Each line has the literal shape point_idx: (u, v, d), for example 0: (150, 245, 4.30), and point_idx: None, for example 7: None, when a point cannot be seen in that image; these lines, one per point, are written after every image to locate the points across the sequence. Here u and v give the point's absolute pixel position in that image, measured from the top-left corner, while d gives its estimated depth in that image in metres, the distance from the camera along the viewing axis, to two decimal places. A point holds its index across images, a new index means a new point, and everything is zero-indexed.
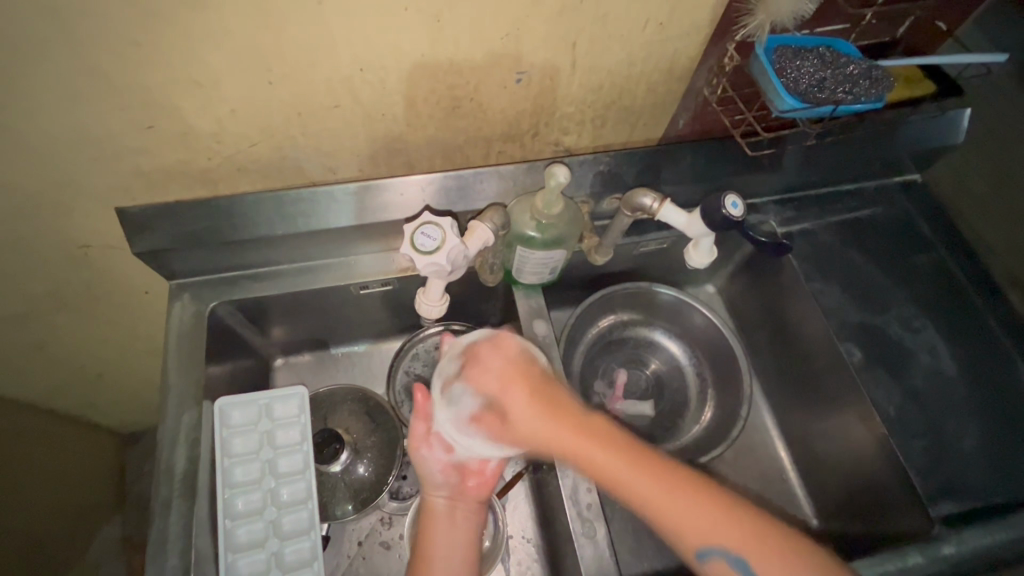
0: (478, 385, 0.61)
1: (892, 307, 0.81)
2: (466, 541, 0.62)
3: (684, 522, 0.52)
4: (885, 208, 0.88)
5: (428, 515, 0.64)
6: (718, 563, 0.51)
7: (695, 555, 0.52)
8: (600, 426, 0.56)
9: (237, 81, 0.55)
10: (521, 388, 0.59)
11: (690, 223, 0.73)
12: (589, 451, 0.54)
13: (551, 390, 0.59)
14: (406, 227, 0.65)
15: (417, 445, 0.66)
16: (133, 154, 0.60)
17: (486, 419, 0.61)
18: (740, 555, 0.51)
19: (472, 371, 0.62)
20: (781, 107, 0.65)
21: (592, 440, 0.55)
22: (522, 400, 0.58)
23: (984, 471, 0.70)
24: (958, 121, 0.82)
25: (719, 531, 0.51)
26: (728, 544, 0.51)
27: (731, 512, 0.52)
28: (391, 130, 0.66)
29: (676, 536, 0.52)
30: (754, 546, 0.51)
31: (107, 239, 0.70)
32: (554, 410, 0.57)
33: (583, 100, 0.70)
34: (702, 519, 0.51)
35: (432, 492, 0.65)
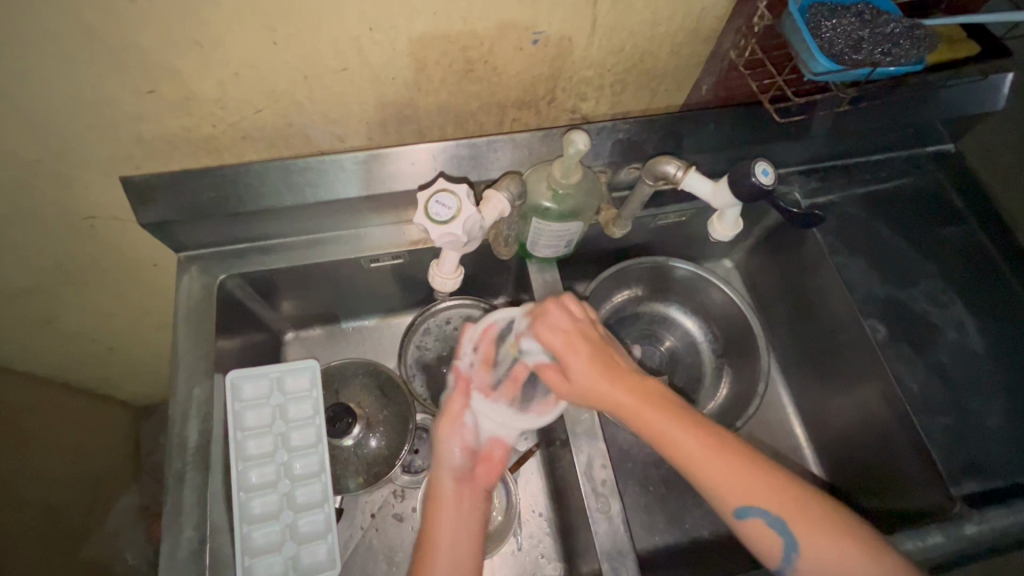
0: (543, 338, 0.63)
1: (920, 282, 0.78)
2: (472, 531, 0.60)
3: (730, 479, 0.55)
4: (915, 178, 0.84)
5: (436, 501, 0.61)
6: (760, 522, 0.55)
7: (735, 513, 0.55)
8: (650, 388, 0.61)
9: (240, 42, 0.52)
10: (583, 351, 0.61)
11: (715, 191, 0.69)
12: (641, 411, 0.58)
13: (609, 357, 0.62)
14: (420, 195, 0.62)
15: (445, 426, 0.62)
16: (134, 120, 0.58)
17: (546, 372, 0.64)
18: (782, 516, 0.54)
19: (543, 325, 0.63)
20: (813, 69, 0.61)
21: (647, 402, 0.59)
22: (584, 365, 0.61)
23: (1010, 449, 0.68)
24: (1000, 87, 0.77)
25: (757, 495, 0.55)
26: (768, 507, 0.54)
27: (776, 480, 0.56)
28: (401, 95, 0.63)
29: (719, 495, 0.55)
30: (797, 512, 0.54)
31: (111, 210, 0.68)
32: (612, 370, 0.61)
33: (602, 64, 0.66)
34: (746, 480, 0.55)
35: (443, 475, 0.62)
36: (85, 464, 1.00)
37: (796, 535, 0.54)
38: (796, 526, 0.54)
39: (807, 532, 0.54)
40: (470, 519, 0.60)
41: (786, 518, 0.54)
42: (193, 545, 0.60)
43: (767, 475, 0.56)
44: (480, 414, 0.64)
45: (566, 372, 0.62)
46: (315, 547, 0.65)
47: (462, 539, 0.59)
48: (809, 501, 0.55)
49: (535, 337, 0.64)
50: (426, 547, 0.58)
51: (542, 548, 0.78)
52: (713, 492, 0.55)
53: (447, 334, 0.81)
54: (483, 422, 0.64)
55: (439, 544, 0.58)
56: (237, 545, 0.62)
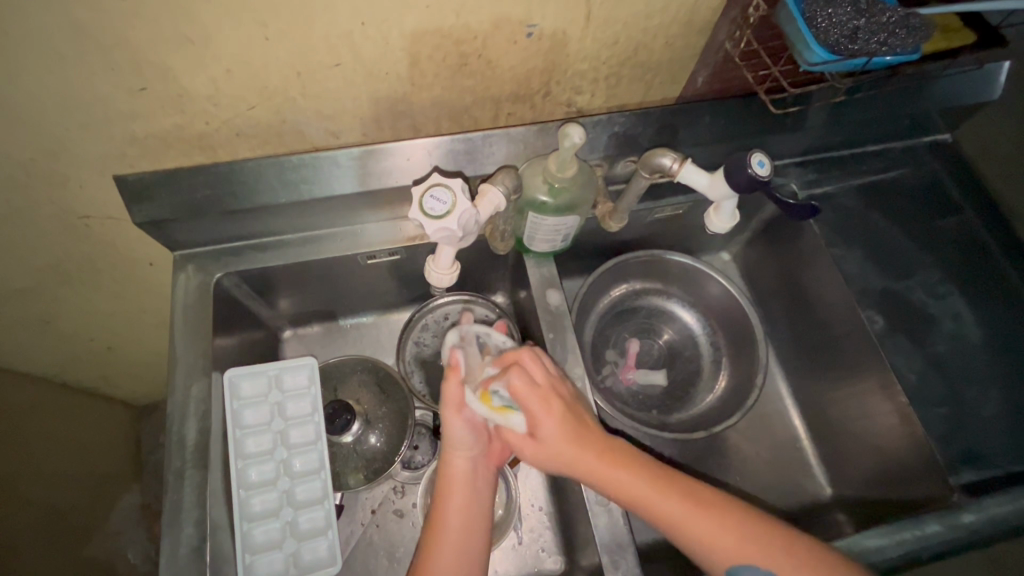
0: (519, 390, 0.58)
1: (916, 273, 0.78)
2: (482, 508, 0.61)
3: (716, 540, 0.55)
4: (912, 168, 0.84)
5: (446, 474, 0.61)
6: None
7: (727, 573, 0.55)
8: (622, 449, 0.60)
9: (231, 37, 0.52)
10: (554, 411, 0.58)
11: (711, 183, 0.69)
12: (611, 475, 0.58)
13: (582, 419, 0.60)
14: (414, 190, 0.62)
15: (452, 418, 0.59)
16: (126, 118, 0.58)
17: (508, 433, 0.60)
18: (773, 570, 0.54)
19: (518, 376, 0.58)
20: (810, 59, 0.61)
21: (619, 466, 0.58)
22: (554, 428, 0.58)
23: (1006, 439, 0.68)
24: (995, 75, 0.77)
25: (750, 552, 0.55)
26: (762, 565, 0.55)
27: (757, 531, 0.56)
28: (395, 90, 0.62)
29: (710, 556, 0.55)
30: (782, 560, 0.54)
31: (106, 209, 0.68)
32: (579, 434, 0.59)
33: (597, 57, 0.66)
34: (734, 538, 0.55)
35: (453, 452, 0.61)
36: (86, 464, 1.00)
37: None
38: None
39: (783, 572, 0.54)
40: (477, 494, 0.61)
41: (778, 572, 0.54)
42: (193, 542, 0.60)
43: (746, 527, 0.56)
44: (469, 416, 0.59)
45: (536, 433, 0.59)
46: (316, 544, 0.65)
47: (472, 520, 0.60)
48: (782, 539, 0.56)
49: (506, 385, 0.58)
50: (434, 527, 0.59)
51: (542, 542, 0.78)
52: (704, 553, 0.55)
53: (445, 330, 0.81)
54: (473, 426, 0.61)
55: (450, 520, 0.59)
56: (238, 542, 0.62)
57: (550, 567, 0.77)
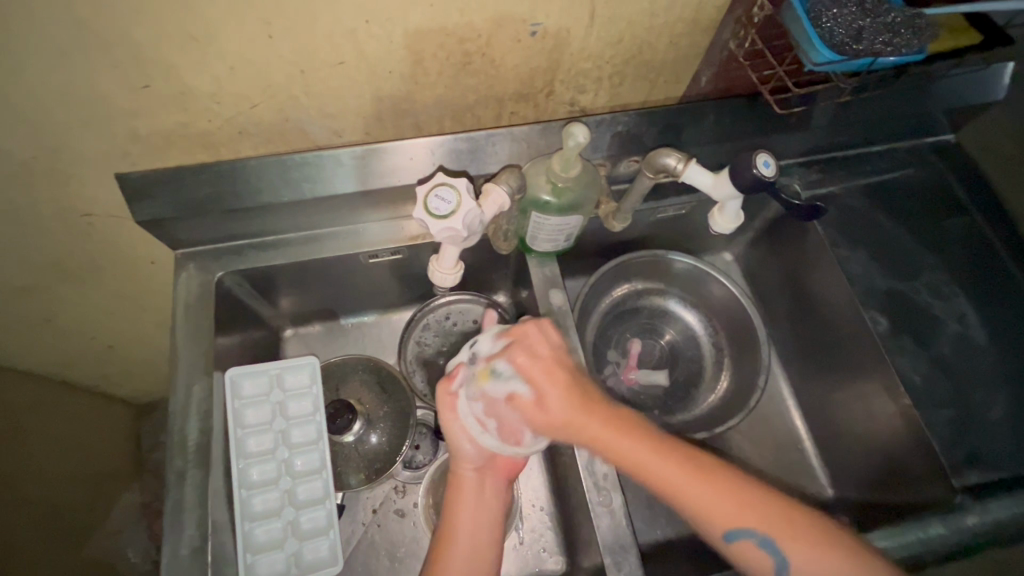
0: (522, 366, 0.57)
1: (921, 274, 0.78)
2: (493, 518, 0.61)
3: (717, 505, 0.54)
4: (917, 169, 0.84)
5: (455, 486, 0.61)
6: (747, 543, 0.54)
7: (724, 537, 0.54)
8: (624, 415, 0.58)
9: (234, 35, 0.52)
10: (560, 379, 0.57)
11: (717, 183, 0.69)
12: (614, 441, 0.55)
13: (585, 387, 0.58)
14: (417, 189, 0.62)
15: (449, 423, 0.59)
16: (129, 116, 0.57)
17: (514, 402, 0.57)
18: (768, 534, 0.54)
19: (520, 351, 0.58)
20: (814, 60, 0.61)
21: (623, 432, 0.56)
22: (558, 397, 0.56)
23: (1010, 440, 0.68)
24: (998, 77, 0.77)
25: (745, 518, 0.54)
26: (754, 527, 0.54)
27: (754, 496, 0.55)
28: (398, 89, 0.62)
29: (707, 521, 0.54)
30: (783, 526, 0.54)
31: (107, 207, 0.67)
32: (587, 402, 0.57)
33: (601, 56, 0.66)
34: (733, 504, 0.54)
35: (462, 465, 0.61)
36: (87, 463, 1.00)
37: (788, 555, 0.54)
38: (785, 542, 0.54)
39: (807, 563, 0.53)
40: (488, 505, 0.61)
41: (774, 535, 0.54)
42: (195, 542, 0.60)
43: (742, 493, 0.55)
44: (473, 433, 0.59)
45: (539, 401, 0.56)
46: (317, 543, 0.65)
47: (480, 527, 0.59)
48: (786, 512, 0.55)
49: (511, 360, 0.57)
50: (446, 532, 0.59)
51: (544, 543, 0.78)
52: (701, 518, 0.54)
53: (447, 330, 0.81)
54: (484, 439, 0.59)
55: (460, 525, 0.59)
56: (239, 543, 0.62)
57: (551, 568, 0.77)
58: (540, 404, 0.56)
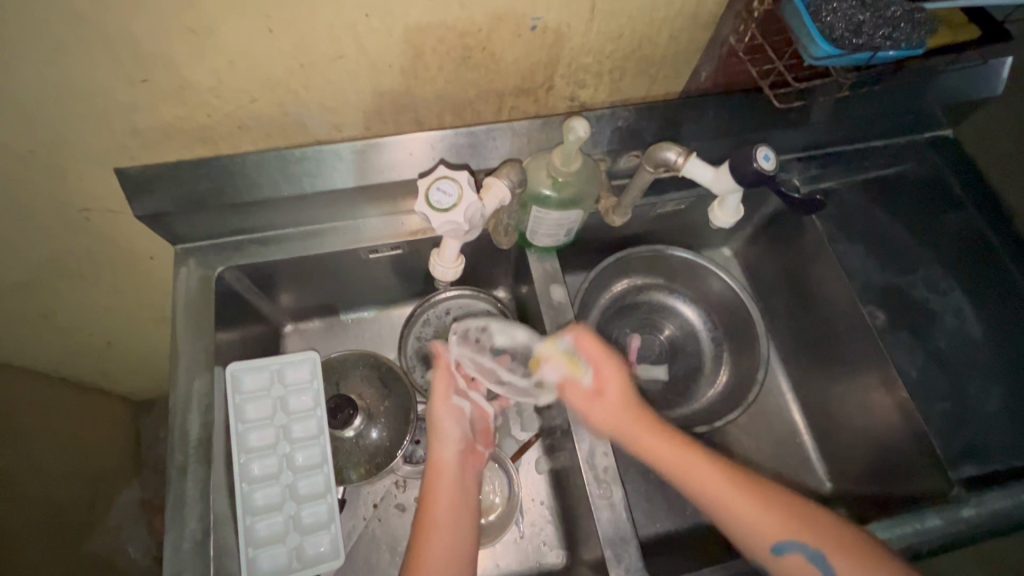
0: (586, 354, 0.67)
1: (919, 269, 0.78)
2: (471, 498, 0.64)
3: (767, 516, 0.57)
4: (914, 165, 0.84)
5: (435, 467, 0.64)
6: (797, 557, 0.56)
7: (773, 550, 0.57)
8: (672, 429, 0.64)
9: (234, 29, 0.51)
10: (606, 391, 0.66)
11: (717, 177, 0.69)
12: (667, 453, 0.61)
13: (628, 393, 0.66)
14: (418, 183, 0.62)
15: (440, 407, 0.66)
16: (128, 110, 0.57)
17: (570, 387, 0.67)
18: (817, 548, 0.56)
19: (592, 343, 0.68)
20: (814, 54, 0.61)
21: (670, 442, 0.62)
22: (602, 405, 0.66)
23: (1006, 433, 0.69)
24: (996, 72, 0.77)
25: (791, 528, 0.57)
26: (802, 540, 0.57)
27: (800, 508, 0.59)
28: (398, 83, 0.62)
29: (759, 535, 0.57)
30: (831, 541, 0.56)
31: (107, 202, 0.67)
32: (629, 409, 0.65)
33: (601, 51, 0.66)
34: (780, 514, 0.58)
35: (444, 444, 0.65)
36: (86, 459, 1.01)
37: (835, 567, 0.55)
38: (834, 556, 0.56)
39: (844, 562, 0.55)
40: (464, 492, 0.64)
41: (824, 550, 0.56)
42: (196, 537, 0.60)
43: (793, 505, 0.59)
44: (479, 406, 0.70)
45: (588, 411, 0.66)
46: (319, 538, 0.65)
47: (459, 511, 0.62)
48: (821, 522, 0.58)
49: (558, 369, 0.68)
50: (426, 511, 0.61)
51: (544, 536, 0.78)
52: (753, 529, 0.57)
53: (447, 325, 0.81)
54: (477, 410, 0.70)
55: (439, 506, 0.61)
56: (241, 537, 0.62)
57: (551, 561, 0.77)
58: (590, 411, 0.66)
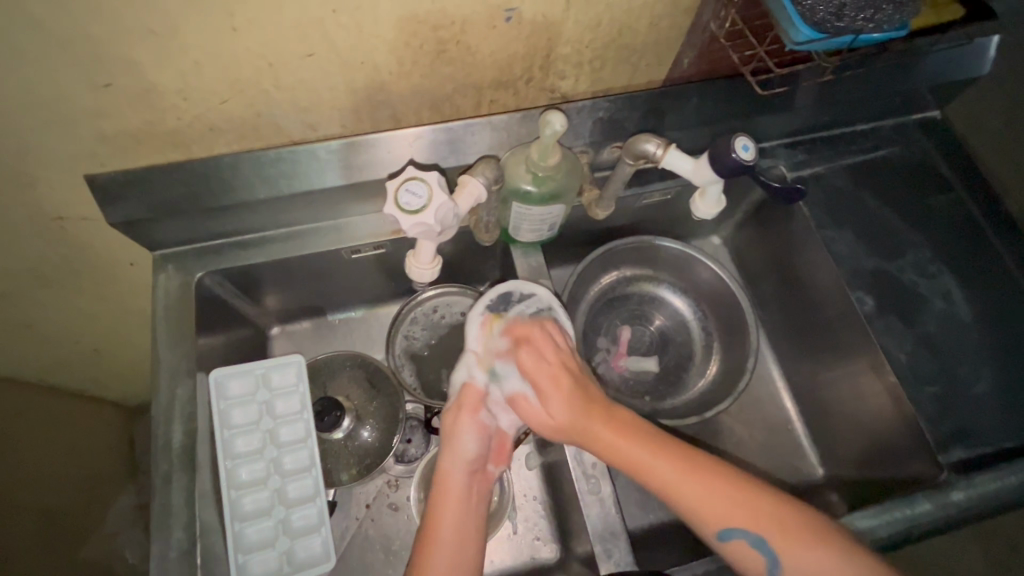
0: (528, 368, 0.63)
1: (907, 252, 0.77)
2: (475, 522, 0.60)
3: (705, 505, 0.56)
4: (901, 147, 0.83)
5: (442, 488, 0.61)
6: (740, 543, 0.55)
7: (718, 536, 0.56)
8: (627, 419, 0.61)
9: (196, 28, 0.50)
10: (565, 387, 0.62)
11: (697, 168, 0.68)
12: (618, 446, 0.59)
13: (589, 390, 0.62)
14: (389, 184, 0.61)
15: (463, 420, 0.63)
16: (94, 116, 0.56)
17: (522, 403, 0.63)
18: (761, 535, 0.55)
19: (528, 354, 0.63)
20: (795, 38, 0.60)
21: (623, 436, 0.60)
22: (562, 402, 0.61)
23: (995, 415, 0.69)
24: (985, 50, 0.76)
25: (735, 514, 0.56)
26: (746, 527, 0.55)
27: (749, 496, 0.57)
28: (373, 80, 0.61)
29: (698, 519, 0.56)
30: (772, 525, 0.55)
31: (81, 210, 0.66)
32: (588, 405, 0.61)
33: (579, 40, 0.64)
34: (723, 503, 0.56)
35: (456, 461, 0.62)
36: (79, 466, 1.00)
37: (774, 549, 0.55)
38: (776, 542, 0.55)
39: (794, 556, 0.54)
40: (471, 512, 0.60)
41: (766, 536, 0.55)
42: (183, 545, 0.60)
43: (739, 493, 0.57)
44: (498, 408, 0.64)
45: (546, 408, 0.62)
46: (309, 541, 0.65)
47: (464, 534, 0.58)
48: (768, 503, 0.57)
49: (516, 363, 0.64)
50: (429, 529, 0.59)
51: (537, 531, 0.78)
52: (694, 516, 0.57)
53: (434, 323, 0.81)
54: (498, 418, 0.65)
55: (443, 522, 0.59)
56: (230, 544, 0.62)
57: (546, 556, 0.77)
58: (543, 404, 0.62)
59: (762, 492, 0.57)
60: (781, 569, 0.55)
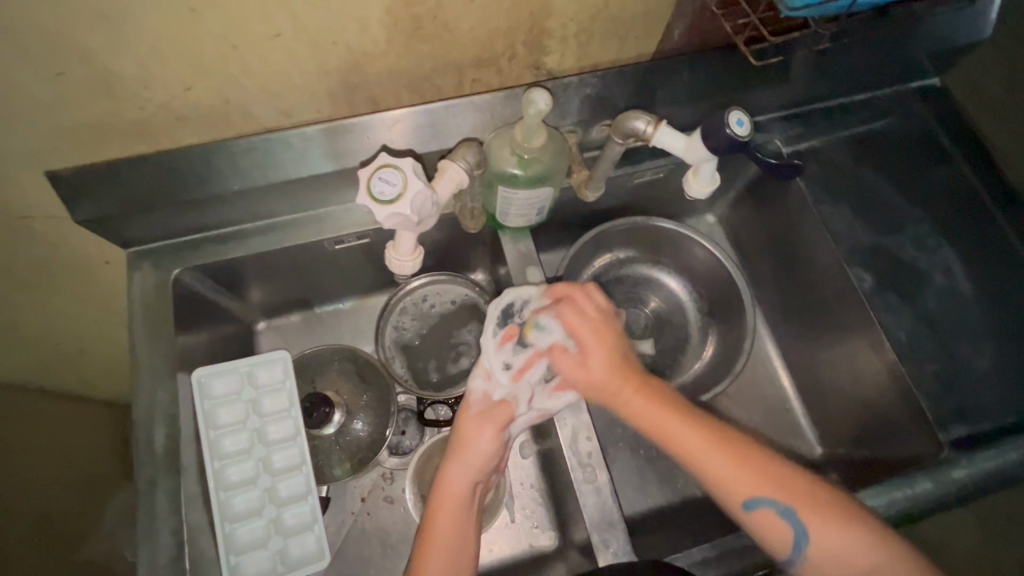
0: (570, 324, 0.60)
1: (906, 226, 0.75)
2: (472, 530, 0.58)
3: (734, 476, 0.54)
4: (901, 117, 0.81)
5: (444, 495, 0.57)
6: (766, 513, 0.54)
7: (742, 505, 0.55)
8: (660, 389, 0.59)
9: (149, 10, 0.47)
10: (602, 342, 0.60)
11: (689, 146, 0.66)
12: (645, 412, 0.57)
13: (631, 359, 0.60)
14: (360, 171, 0.58)
15: (483, 425, 0.59)
16: (50, 108, 0.53)
17: (559, 355, 0.61)
18: (789, 505, 0.54)
19: (569, 310, 0.61)
20: (791, 5, 0.56)
21: (653, 402, 0.57)
22: (601, 360, 0.59)
23: (995, 390, 0.68)
24: (986, 12, 0.73)
25: (765, 486, 0.54)
26: (777, 497, 0.54)
27: (774, 467, 0.55)
28: (346, 61, 0.57)
29: (724, 488, 0.55)
30: (802, 499, 0.54)
31: (47, 208, 0.63)
32: (626, 367, 0.59)
33: (564, 13, 0.61)
34: (754, 473, 0.54)
35: (465, 465, 0.58)
36: (74, 466, 0.99)
37: (805, 522, 0.54)
38: (806, 514, 0.54)
39: (817, 525, 0.53)
40: (467, 526, 0.57)
41: (795, 506, 0.54)
42: (171, 550, 0.59)
43: (765, 462, 0.55)
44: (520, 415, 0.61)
45: (583, 361, 0.60)
46: (303, 539, 0.64)
47: (462, 544, 0.56)
48: (798, 476, 0.55)
49: (557, 317, 0.61)
50: (427, 536, 0.56)
51: (536, 519, 0.78)
52: (719, 488, 0.55)
53: (424, 313, 0.79)
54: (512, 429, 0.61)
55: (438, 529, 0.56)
56: (220, 546, 0.61)
57: (546, 543, 0.77)
58: (585, 360, 0.60)
59: (787, 468, 0.55)
60: (808, 540, 0.54)
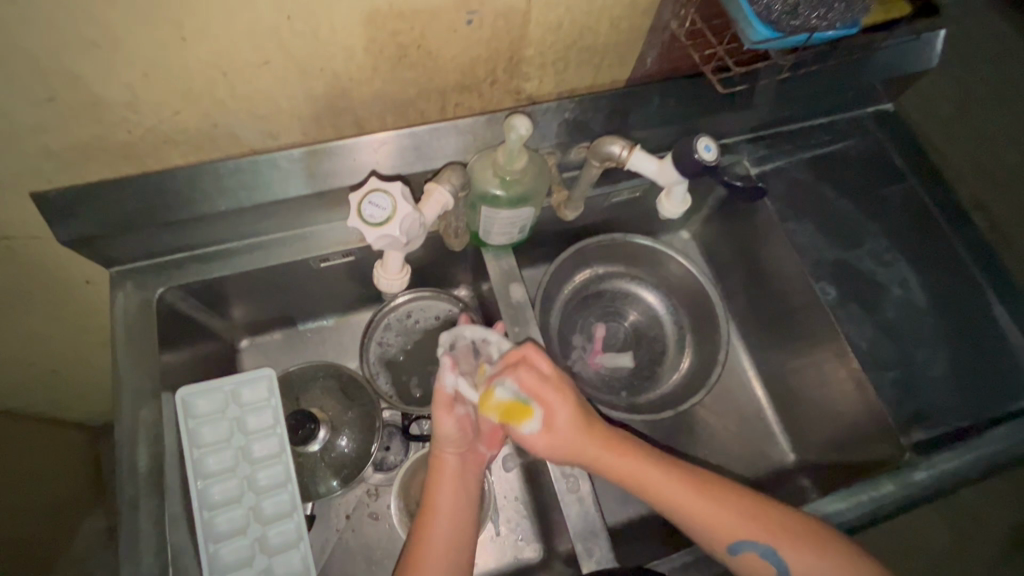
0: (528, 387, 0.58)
1: (865, 242, 0.80)
2: (469, 502, 0.63)
3: (721, 519, 0.58)
4: (858, 140, 0.86)
5: (437, 470, 0.63)
6: (751, 555, 0.58)
7: (729, 549, 0.58)
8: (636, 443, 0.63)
9: (140, 38, 0.48)
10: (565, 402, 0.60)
11: (661, 169, 0.69)
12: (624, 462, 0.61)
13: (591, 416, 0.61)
14: (352, 195, 0.60)
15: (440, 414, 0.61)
16: (36, 132, 0.53)
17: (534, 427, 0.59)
18: (770, 544, 0.58)
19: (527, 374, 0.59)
20: (753, 38, 0.60)
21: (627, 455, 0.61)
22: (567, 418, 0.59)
23: (951, 396, 0.72)
24: (933, 44, 0.79)
25: (749, 528, 0.58)
26: (758, 537, 0.58)
27: (755, 505, 0.60)
28: (333, 86, 0.59)
29: (712, 533, 0.59)
30: (781, 535, 0.58)
31: (28, 229, 0.63)
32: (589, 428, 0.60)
33: (542, 42, 0.64)
34: (734, 516, 0.59)
35: (443, 447, 0.63)
36: (44, 492, 0.96)
37: (787, 560, 0.58)
38: (784, 551, 0.58)
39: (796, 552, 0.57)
40: (466, 494, 0.63)
41: (776, 546, 0.58)
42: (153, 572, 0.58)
43: (749, 505, 0.60)
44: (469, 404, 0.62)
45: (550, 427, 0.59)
46: (288, 558, 0.64)
47: (459, 523, 0.61)
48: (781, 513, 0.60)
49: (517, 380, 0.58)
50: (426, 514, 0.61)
51: (520, 532, 0.79)
52: (707, 531, 0.59)
53: (407, 329, 0.80)
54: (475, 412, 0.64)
55: (438, 510, 0.61)
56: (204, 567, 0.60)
57: (530, 555, 0.78)
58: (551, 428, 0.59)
59: (764, 504, 0.60)
60: (787, 566, 0.58)
